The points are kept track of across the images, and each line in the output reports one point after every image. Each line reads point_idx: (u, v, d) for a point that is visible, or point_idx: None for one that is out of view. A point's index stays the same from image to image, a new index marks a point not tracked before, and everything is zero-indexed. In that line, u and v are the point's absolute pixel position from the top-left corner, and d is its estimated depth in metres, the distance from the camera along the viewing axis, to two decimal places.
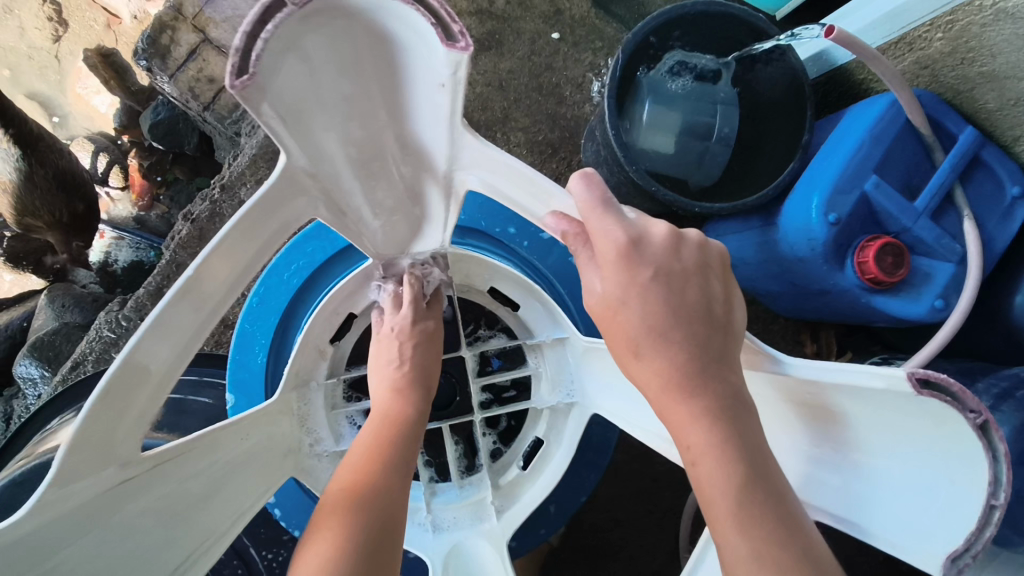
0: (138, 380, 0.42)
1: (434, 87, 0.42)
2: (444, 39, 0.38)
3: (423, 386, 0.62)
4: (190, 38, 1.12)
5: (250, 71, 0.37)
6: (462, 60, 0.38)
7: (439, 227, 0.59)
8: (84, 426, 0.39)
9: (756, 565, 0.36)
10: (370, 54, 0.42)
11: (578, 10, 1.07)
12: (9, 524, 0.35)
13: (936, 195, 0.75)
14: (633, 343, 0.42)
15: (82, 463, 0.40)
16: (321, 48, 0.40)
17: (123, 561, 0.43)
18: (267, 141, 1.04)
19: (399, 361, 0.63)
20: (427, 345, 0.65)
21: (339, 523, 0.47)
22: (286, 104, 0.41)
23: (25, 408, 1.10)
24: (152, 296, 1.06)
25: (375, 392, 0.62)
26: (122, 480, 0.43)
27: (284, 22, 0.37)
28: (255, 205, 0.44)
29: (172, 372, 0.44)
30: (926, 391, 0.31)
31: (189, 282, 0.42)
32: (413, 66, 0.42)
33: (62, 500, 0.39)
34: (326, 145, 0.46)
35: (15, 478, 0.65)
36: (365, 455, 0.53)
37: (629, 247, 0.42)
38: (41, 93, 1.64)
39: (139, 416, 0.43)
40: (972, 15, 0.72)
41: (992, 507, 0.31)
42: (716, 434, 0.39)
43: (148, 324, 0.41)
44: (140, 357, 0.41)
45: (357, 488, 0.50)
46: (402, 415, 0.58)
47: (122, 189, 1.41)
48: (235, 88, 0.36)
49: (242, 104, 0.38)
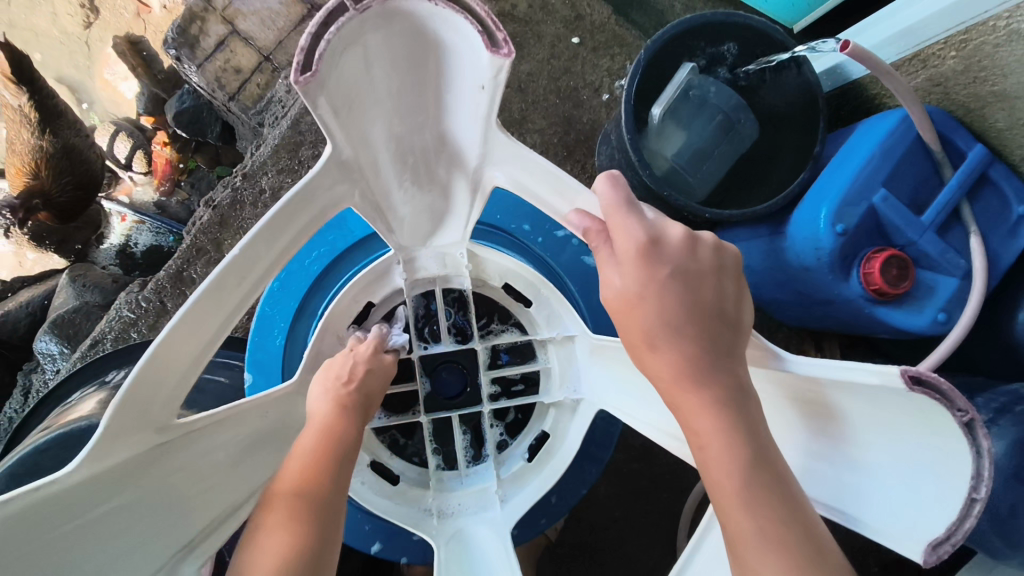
0: (179, 351, 0.44)
1: (475, 88, 0.45)
2: (489, 44, 0.41)
3: (368, 397, 0.59)
4: (219, 30, 1.15)
5: (313, 69, 0.40)
6: (503, 65, 0.41)
7: (461, 223, 0.63)
8: (126, 394, 0.41)
9: (761, 541, 0.38)
10: (420, 52, 0.45)
11: (598, 16, 1.09)
12: (63, 474, 0.38)
13: (943, 211, 0.77)
14: (647, 335, 0.44)
15: (124, 425, 0.42)
16: (376, 44, 0.44)
17: (156, 521, 0.45)
18: (289, 132, 1.06)
19: (347, 378, 0.59)
20: (379, 372, 0.61)
21: (289, 536, 0.47)
22: (341, 95, 0.44)
23: (43, 383, 1.13)
24: (172, 279, 1.07)
25: (313, 401, 0.58)
26: (156, 444, 0.46)
27: (345, 24, 0.40)
28: (302, 188, 0.46)
29: (206, 350, 0.47)
30: (917, 388, 0.33)
31: (232, 262, 0.44)
32: (459, 67, 0.45)
33: (105, 457, 0.41)
34: (372, 134, 0.49)
35: (40, 445, 0.67)
36: (309, 458, 0.52)
37: (648, 246, 0.44)
38: (70, 78, 1.67)
39: (175, 387, 0.45)
40: (986, 35, 0.74)
41: (973, 500, 0.33)
42: (723, 421, 0.41)
43: (186, 306, 0.43)
44: (194, 314, 0.44)
45: (303, 500, 0.49)
46: (343, 426, 0.55)
47: (145, 173, 1.44)
48: (299, 83, 0.39)
49: (303, 97, 0.41)
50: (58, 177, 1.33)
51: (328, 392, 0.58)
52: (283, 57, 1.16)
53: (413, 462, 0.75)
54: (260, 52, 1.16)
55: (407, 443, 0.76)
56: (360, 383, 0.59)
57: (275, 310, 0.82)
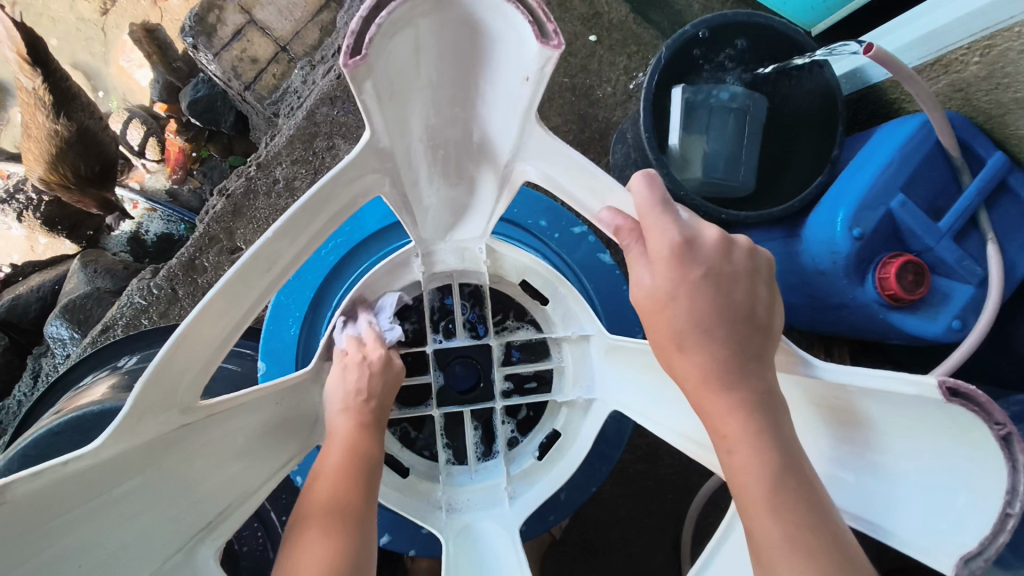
0: (205, 335, 0.44)
1: (519, 80, 0.44)
2: (539, 36, 0.40)
3: (383, 413, 0.59)
4: (236, 19, 1.15)
5: (363, 53, 0.39)
6: (553, 56, 0.40)
7: (483, 217, 0.62)
8: (157, 372, 0.40)
9: (788, 548, 0.38)
10: (464, 44, 0.45)
11: (616, 14, 1.09)
12: (90, 450, 0.37)
13: (962, 217, 0.76)
14: (676, 335, 0.44)
15: (150, 404, 0.41)
16: (426, 33, 0.43)
17: (170, 502, 0.45)
18: (304, 123, 1.06)
19: (362, 392, 0.59)
20: (389, 380, 0.61)
21: (330, 545, 0.47)
22: (386, 83, 0.44)
23: (53, 367, 1.13)
24: (185, 266, 1.07)
25: (330, 414, 0.59)
26: (182, 425, 0.45)
27: (396, 10, 0.39)
28: (339, 172, 0.45)
29: (232, 332, 0.47)
30: (955, 400, 0.33)
31: (260, 251, 0.44)
32: (504, 61, 0.45)
33: (134, 435, 0.41)
34: (411, 123, 0.49)
35: (54, 428, 0.68)
36: (335, 477, 0.52)
37: (683, 246, 0.44)
38: (85, 64, 1.67)
39: (199, 372, 0.45)
40: (1011, 42, 0.73)
41: (1008, 515, 0.33)
42: (753, 426, 0.41)
43: (214, 289, 0.43)
44: (219, 299, 0.43)
45: (338, 517, 0.50)
46: (364, 443, 0.56)
47: (158, 162, 1.45)
48: (348, 66, 0.38)
49: (351, 82, 0.40)
50: (74, 164, 1.30)
51: (343, 407, 0.58)
52: (300, 48, 1.17)
53: (422, 455, 0.75)
54: (277, 42, 1.16)
55: (417, 435, 0.76)
56: (374, 393, 0.59)
57: (291, 300, 0.81)
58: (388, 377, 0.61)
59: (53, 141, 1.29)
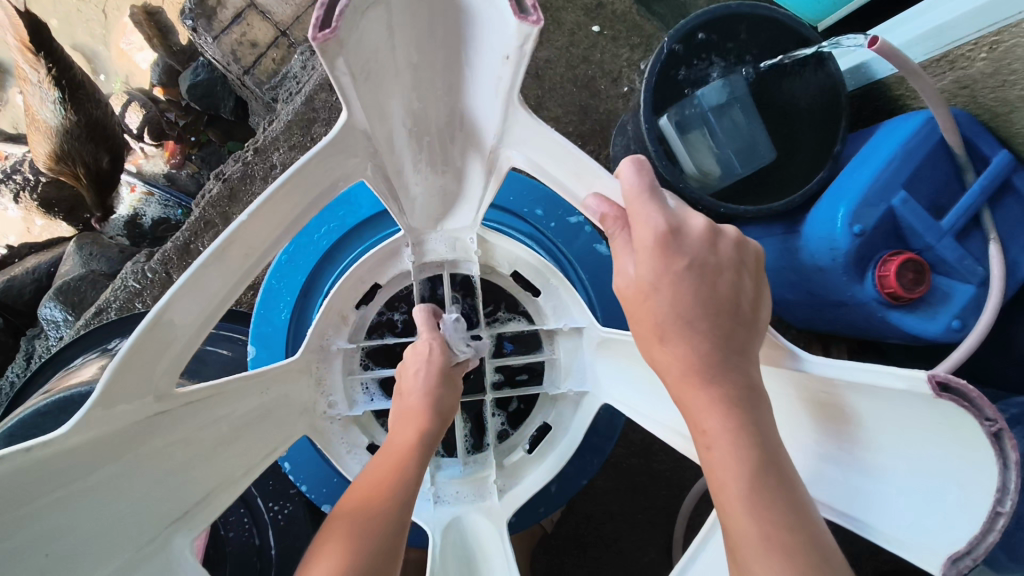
0: (179, 321, 0.43)
1: (499, 60, 0.43)
2: (517, 12, 0.38)
3: (441, 415, 0.59)
4: (236, 2, 1.14)
5: (332, 25, 0.37)
6: (531, 33, 0.38)
7: (473, 206, 0.62)
8: (124, 360, 0.40)
9: (764, 547, 0.37)
10: (437, 13, 0.44)
11: (621, 5, 1.07)
12: (58, 436, 0.36)
13: (964, 215, 0.75)
14: (658, 328, 0.44)
15: (121, 391, 0.40)
16: (398, 10, 0.42)
17: (147, 488, 0.44)
18: (304, 109, 1.05)
19: (421, 392, 0.59)
20: (445, 390, 0.60)
21: (347, 539, 0.47)
22: (361, 63, 0.42)
23: (46, 348, 1.12)
24: (179, 251, 1.07)
25: (395, 413, 0.60)
26: (156, 412, 0.44)
27: None
28: (315, 155, 0.44)
29: (209, 318, 0.46)
30: (944, 395, 0.32)
31: (231, 236, 0.43)
32: (485, 36, 0.43)
33: (106, 421, 0.40)
34: (390, 109, 0.48)
35: (39, 408, 0.67)
36: (381, 473, 0.53)
37: (667, 235, 0.43)
38: (86, 46, 1.67)
39: (174, 360, 0.44)
40: (1018, 38, 0.72)
41: (998, 513, 0.32)
42: (733, 422, 0.40)
43: (187, 273, 0.42)
44: (191, 285, 0.42)
45: (366, 513, 0.49)
46: (418, 443, 0.56)
47: (156, 146, 1.41)
48: (317, 39, 0.36)
49: (320, 58, 0.38)
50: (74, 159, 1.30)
51: (403, 407, 0.59)
52: (300, 33, 1.15)
53: None
54: (277, 26, 1.15)
55: None
56: (431, 396, 0.59)
57: (282, 283, 0.81)
58: (450, 392, 0.61)
59: (55, 133, 1.29)
